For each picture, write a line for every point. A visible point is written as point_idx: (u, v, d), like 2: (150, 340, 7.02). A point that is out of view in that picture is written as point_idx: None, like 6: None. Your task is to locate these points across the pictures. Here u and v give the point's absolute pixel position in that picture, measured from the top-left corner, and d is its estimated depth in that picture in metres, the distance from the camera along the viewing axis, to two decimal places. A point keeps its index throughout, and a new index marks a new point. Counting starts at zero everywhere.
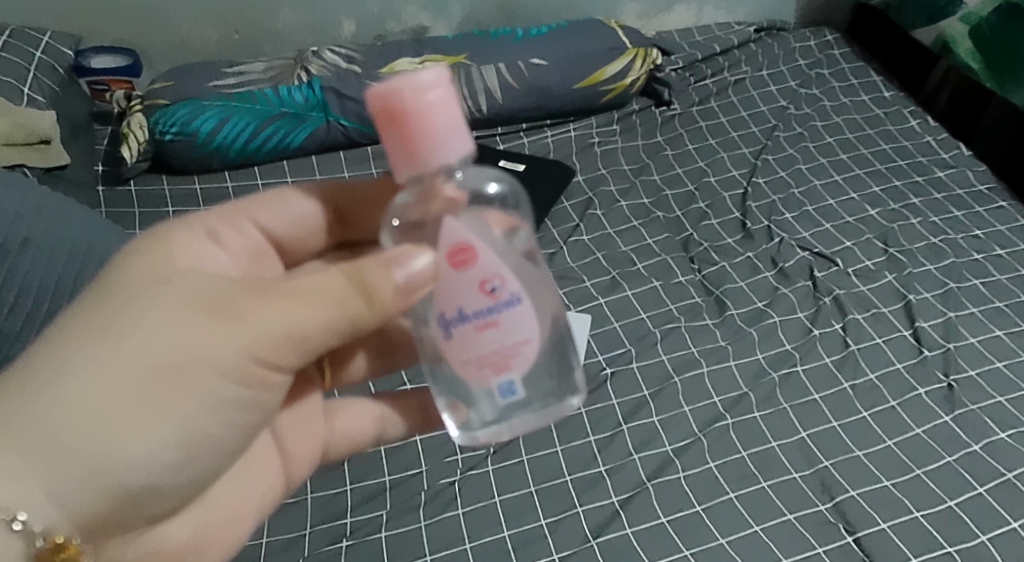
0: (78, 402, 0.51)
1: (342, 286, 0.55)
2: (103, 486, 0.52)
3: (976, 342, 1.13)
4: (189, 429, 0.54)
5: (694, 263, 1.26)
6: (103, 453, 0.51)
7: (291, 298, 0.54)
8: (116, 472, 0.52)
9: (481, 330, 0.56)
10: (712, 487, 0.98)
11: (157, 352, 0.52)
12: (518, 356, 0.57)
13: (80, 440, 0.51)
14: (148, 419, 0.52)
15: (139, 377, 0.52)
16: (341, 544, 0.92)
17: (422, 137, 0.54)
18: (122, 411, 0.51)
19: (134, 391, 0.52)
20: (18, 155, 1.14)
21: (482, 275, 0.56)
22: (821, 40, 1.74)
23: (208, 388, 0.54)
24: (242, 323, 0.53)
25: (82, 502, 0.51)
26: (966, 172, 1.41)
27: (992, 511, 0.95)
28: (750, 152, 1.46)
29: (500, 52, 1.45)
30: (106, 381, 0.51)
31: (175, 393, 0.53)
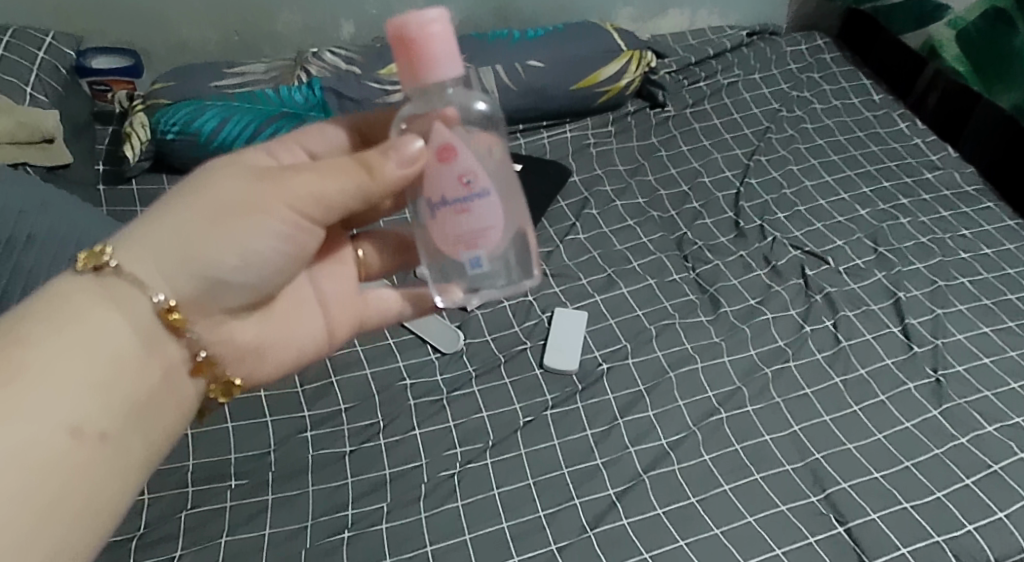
0: (172, 221, 0.62)
1: (353, 164, 0.63)
2: (192, 272, 0.62)
3: (963, 338, 1.15)
4: (252, 247, 0.64)
5: (688, 262, 1.28)
6: (194, 250, 0.62)
7: (326, 171, 0.63)
8: (202, 265, 0.63)
9: (457, 215, 0.65)
10: (706, 479, 1.00)
11: (229, 196, 0.63)
12: (487, 237, 0.66)
13: (180, 234, 0.62)
14: (216, 247, 0.62)
15: (216, 211, 0.62)
16: (343, 535, 0.93)
17: (421, 64, 0.61)
18: (199, 233, 0.62)
19: (208, 222, 0.62)
20: (20, 153, 1.16)
21: (460, 170, 0.64)
22: (812, 44, 1.77)
23: (258, 230, 0.63)
24: (293, 180, 0.63)
25: (181, 280, 0.62)
26: (953, 174, 1.44)
27: (979, 502, 0.97)
28: (743, 153, 1.49)
29: (498, 54, 1.47)
30: (194, 209, 0.63)
31: (240, 215, 0.63)
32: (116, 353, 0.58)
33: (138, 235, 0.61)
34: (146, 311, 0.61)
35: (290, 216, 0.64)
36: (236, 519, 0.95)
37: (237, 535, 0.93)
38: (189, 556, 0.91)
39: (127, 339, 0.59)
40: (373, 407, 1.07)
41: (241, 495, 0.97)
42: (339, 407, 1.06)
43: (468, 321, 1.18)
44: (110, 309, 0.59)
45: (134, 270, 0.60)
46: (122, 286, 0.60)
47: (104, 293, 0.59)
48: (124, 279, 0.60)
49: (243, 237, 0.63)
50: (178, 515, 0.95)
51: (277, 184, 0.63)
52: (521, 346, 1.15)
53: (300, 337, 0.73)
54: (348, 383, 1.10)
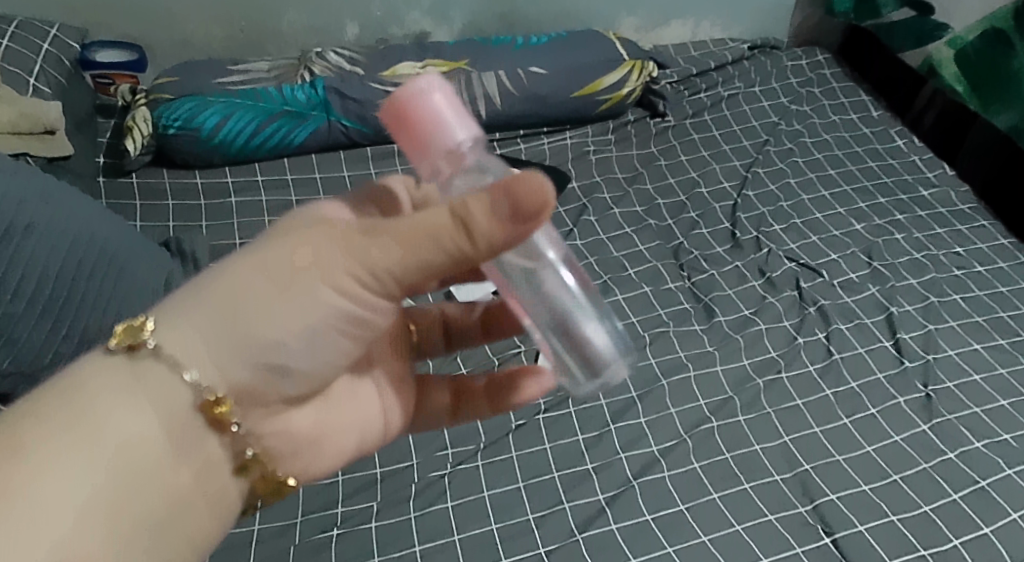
0: (227, 301, 0.51)
1: (444, 227, 0.50)
2: (252, 357, 0.52)
3: (955, 354, 1.16)
4: (312, 329, 0.53)
5: (684, 271, 1.29)
6: (254, 331, 0.52)
7: (409, 238, 0.50)
8: (263, 349, 0.52)
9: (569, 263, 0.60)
10: (695, 487, 1.00)
11: (301, 266, 0.52)
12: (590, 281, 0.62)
13: (240, 315, 0.51)
14: (274, 326, 0.52)
15: (275, 283, 0.51)
16: (332, 532, 0.93)
17: (432, 131, 0.54)
18: (259, 307, 0.51)
19: (267, 298, 0.51)
20: (22, 144, 1.16)
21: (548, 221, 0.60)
22: (812, 60, 1.78)
23: (325, 310, 0.52)
24: (376, 246, 0.51)
25: (240, 368, 0.52)
26: (949, 192, 1.45)
27: (965, 516, 0.98)
28: (741, 165, 1.50)
29: (501, 60, 1.48)
30: (250, 286, 0.51)
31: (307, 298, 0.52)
32: (139, 451, 0.50)
33: (186, 318, 0.52)
34: (180, 403, 0.52)
35: (363, 291, 0.52)
36: None
37: (226, 530, 0.94)
38: None
39: (153, 433, 0.51)
40: None
41: None
42: None
43: None
44: (134, 396, 0.51)
45: (172, 352, 0.51)
46: (154, 369, 0.51)
47: (130, 374, 0.51)
48: (162, 360, 0.51)
49: (310, 312, 0.52)
50: None
51: (354, 251, 0.51)
52: (515, 349, 1.15)
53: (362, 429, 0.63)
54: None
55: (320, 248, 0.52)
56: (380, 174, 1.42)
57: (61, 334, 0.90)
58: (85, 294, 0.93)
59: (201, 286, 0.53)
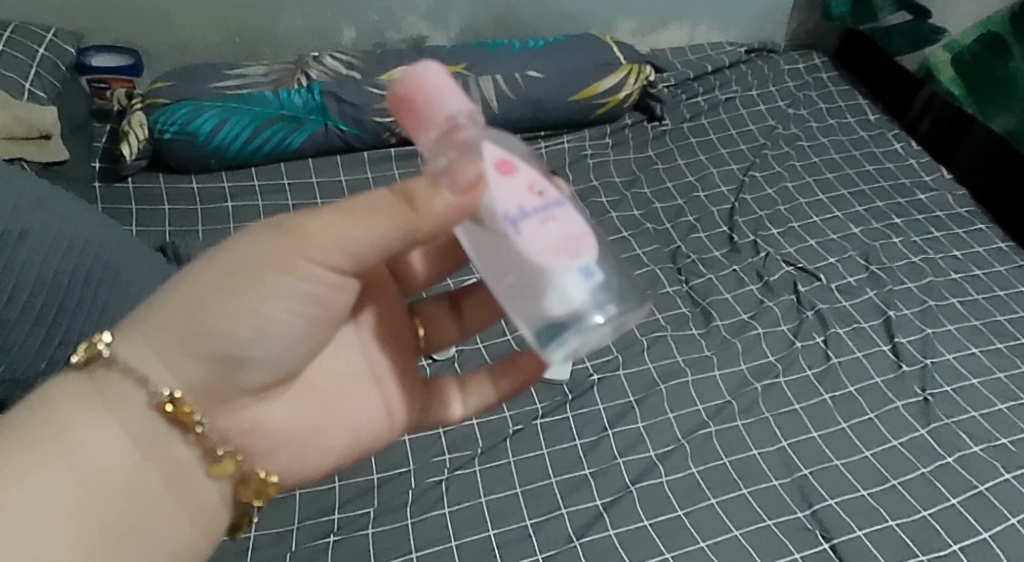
0: (166, 305, 0.55)
1: (388, 200, 0.51)
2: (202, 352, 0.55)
3: (953, 358, 1.16)
4: (259, 312, 0.55)
5: (682, 275, 1.29)
6: (197, 327, 0.55)
7: (357, 214, 0.51)
8: (211, 342, 0.55)
9: (544, 223, 0.53)
10: (693, 492, 1.00)
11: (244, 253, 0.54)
12: (587, 242, 0.54)
13: (180, 315, 0.54)
14: (219, 316, 0.54)
15: (213, 271, 0.54)
16: (328, 539, 0.93)
17: (428, 105, 0.55)
18: (199, 300, 0.54)
19: (204, 291, 0.54)
20: (16, 149, 1.17)
21: (527, 179, 0.54)
22: (809, 63, 1.78)
23: (271, 295, 0.55)
24: (310, 230, 0.52)
25: (190, 365, 0.56)
26: (946, 195, 1.45)
27: (965, 521, 0.98)
28: (739, 168, 1.50)
29: (498, 64, 1.48)
30: (187, 289, 0.54)
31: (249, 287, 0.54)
32: (106, 463, 0.53)
33: (133, 327, 0.55)
34: (141, 408, 0.55)
35: (306, 274, 0.54)
36: None
37: (221, 537, 0.93)
38: None
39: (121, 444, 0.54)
40: None
41: None
42: None
43: None
44: (98, 408, 0.54)
45: (123, 357, 0.55)
46: (113, 379, 0.55)
47: (90, 387, 0.54)
48: (118, 367, 0.54)
49: (245, 295, 0.54)
50: None
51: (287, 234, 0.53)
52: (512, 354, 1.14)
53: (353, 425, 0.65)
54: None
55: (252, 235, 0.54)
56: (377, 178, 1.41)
57: (55, 340, 0.90)
58: (80, 300, 0.93)
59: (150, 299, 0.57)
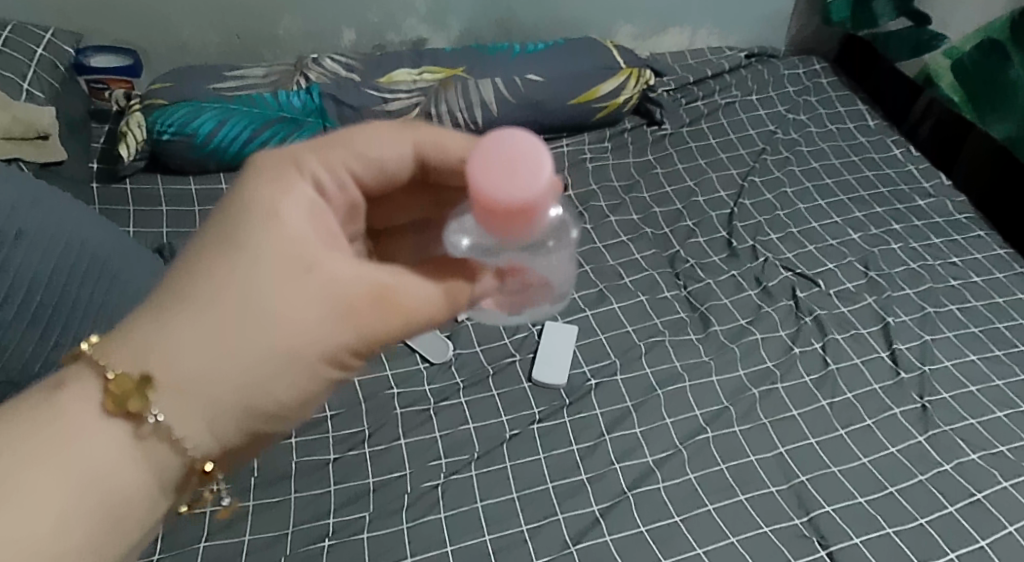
0: (215, 374, 0.54)
1: (440, 299, 0.61)
2: (246, 422, 0.56)
3: (951, 365, 1.16)
4: (302, 392, 0.57)
5: (680, 280, 1.28)
6: (254, 399, 0.55)
7: (412, 315, 0.59)
8: (260, 413, 0.56)
9: (506, 304, 0.66)
10: (690, 498, 0.99)
11: (300, 330, 0.55)
12: (535, 311, 0.67)
13: (235, 385, 0.54)
14: (274, 388, 0.56)
15: (275, 344, 0.55)
16: (323, 544, 0.93)
17: (539, 217, 0.59)
18: (259, 378, 0.55)
19: (263, 366, 0.55)
20: (15, 149, 1.16)
21: (523, 280, 0.64)
22: (809, 68, 1.77)
23: (319, 374, 0.57)
24: (368, 320, 0.57)
25: (233, 436, 0.56)
26: (945, 202, 1.45)
27: (962, 529, 0.97)
28: (738, 173, 1.50)
29: (497, 67, 1.48)
30: (244, 362, 0.54)
31: (303, 367, 0.56)
32: (144, 522, 0.53)
33: (173, 396, 0.53)
34: (175, 470, 0.55)
35: (348, 358, 0.59)
36: (215, 524, 0.94)
37: (216, 541, 0.93)
38: (165, 560, 0.91)
39: (156, 505, 0.54)
40: (359, 415, 1.06)
41: None
42: (325, 414, 1.05)
43: (458, 332, 1.17)
44: (138, 469, 0.53)
45: (173, 425, 0.53)
46: (156, 445, 0.53)
47: (131, 447, 0.53)
48: (164, 435, 0.53)
49: (302, 381, 0.57)
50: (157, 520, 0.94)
51: (350, 325, 0.57)
52: (510, 359, 1.14)
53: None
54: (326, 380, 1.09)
55: (312, 311, 0.56)
56: None
57: (50, 342, 0.90)
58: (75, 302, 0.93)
59: (180, 333, 0.53)
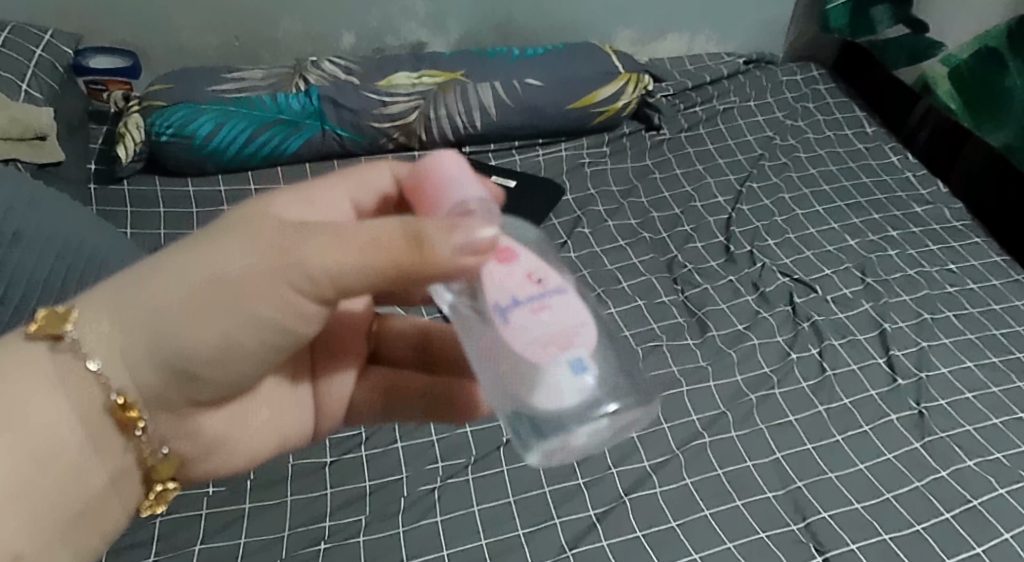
0: (138, 297, 0.56)
1: (399, 238, 0.53)
2: (164, 355, 0.56)
3: (947, 372, 1.16)
4: (228, 333, 0.56)
5: (677, 284, 1.28)
6: (167, 326, 0.55)
7: (360, 244, 0.53)
8: (176, 344, 0.56)
9: (535, 313, 0.56)
10: (688, 503, 0.99)
11: (226, 261, 0.55)
12: (577, 338, 0.57)
13: (152, 308, 0.55)
14: (190, 319, 0.55)
15: (216, 275, 0.55)
16: (319, 547, 0.92)
17: (439, 181, 0.59)
18: (177, 309, 0.55)
19: (183, 293, 0.55)
20: (12, 149, 1.16)
21: (526, 269, 0.57)
22: (807, 75, 1.78)
23: (246, 316, 0.55)
24: (307, 256, 0.54)
25: (149, 371, 0.57)
26: (942, 209, 1.45)
27: (957, 536, 0.97)
28: (736, 179, 1.50)
29: (497, 72, 1.48)
30: (162, 287, 0.55)
31: (224, 302, 0.55)
32: (57, 445, 0.54)
33: (100, 317, 0.56)
34: (99, 407, 0.56)
35: (290, 310, 0.56)
36: (210, 528, 0.94)
37: (212, 543, 0.93)
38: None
39: (72, 431, 0.55)
40: None
41: (218, 503, 0.96)
42: None
43: None
44: (57, 402, 0.54)
45: (89, 350, 0.56)
46: (76, 372, 0.55)
47: (49, 365, 0.55)
48: (76, 353, 0.55)
49: (223, 322, 0.56)
50: (152, 521, 0.94)
51: (276, 255, 0.54)
52: None
53: (275, 425, 0.69)
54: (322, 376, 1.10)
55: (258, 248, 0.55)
56: None
57: None
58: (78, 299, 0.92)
59: (147, 265, 0.57)
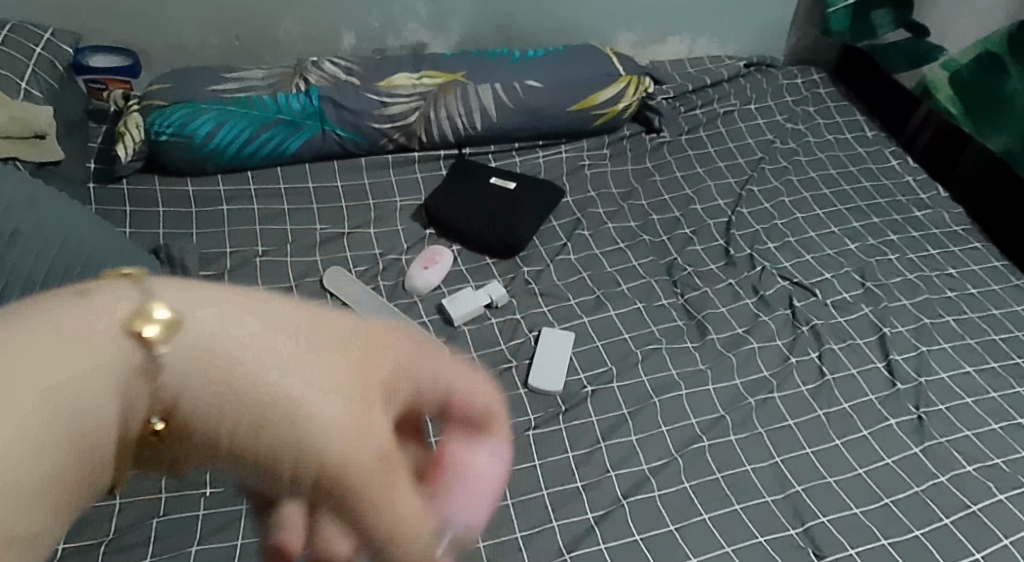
0: (196, 322, 0.38)
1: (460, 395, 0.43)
2: (207, 407, 0.37)
3: (946, 376, 1.16)
4: (247, 456, 0.38)
5: (677, 287, 1.28)
6: (221, 386, 0.37)
7: (422, 374, 0.42)
8: (193, 409, 0.37)
9: (473, 445, 0.44)
10: (686, 507, 0.99)
11: (301, 344, 0.39)
12: (491, 488, 0.44)
13: (194, 366, 0.37)
14: (234, 392, 0.37)
15: (245, 384, 0.37)
16: None
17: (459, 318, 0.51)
18: (237, 374, 0.37)
19: (246, 356, 0.38)
20: (11, 148, 1.16)
21: (500, 420, 0.44)
22: (807, 78, 1.78)
23: (303, 433, 0.38)
24: (384, 411, 0.40)
25: (189, 417, 0.38)
26: (942, 213, 1.45)
27: (956, 541, 0.97)
28: (736, 182, 1.50)
29: (498, 73, 1.48)
30: (224, 334, 0.38)
31: (292, 392, 0.38)
32: (80, 455, 0.36)
33: (179, 307, 0.38)
34: (127, 429, 0.37)
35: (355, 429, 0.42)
36: (207, 529, 0.94)
37: (208, 544, 0.93)
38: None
39: (106, 435, 0.37)
40: None
41: (215, 504, 0.96)
42: None
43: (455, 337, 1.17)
44: (110, 404, 0.36)
45: (169, 352, 0.37)
46: (134, 379, 0.37)
47: (113, 373, 0.36)
48: (150, 364, 0.37)
49: (269, 404, 0.37)
50: (149, 522, 0.94)
51: (365, 367, 0.40)
52: (506, 364, 1.14)
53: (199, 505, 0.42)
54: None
55: (325, 369, 0.39)
56: (373, 185, 1.41)
57: None
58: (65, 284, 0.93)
59: (230, 291, 0.39)
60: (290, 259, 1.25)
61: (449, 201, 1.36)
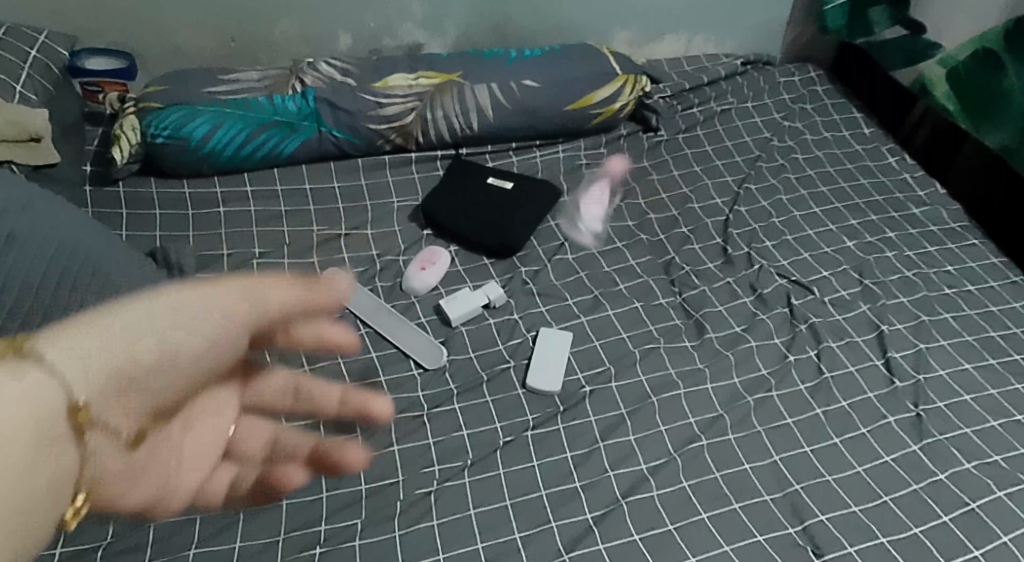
0: (73, 346, 0.51)
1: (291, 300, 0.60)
2: (102, 386, 0.52)
3: (945, 374, 1.15)
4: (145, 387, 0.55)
5: (675, 286, 1.28)
6: (105, 367, 0.52)
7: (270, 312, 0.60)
8: (101, 394, 0.52)
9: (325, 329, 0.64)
10: (685, 507, 0.99)
11: (145, 325, 0.55)
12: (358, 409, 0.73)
13: (88, 367, 0.51)
14: (119, 360, 0.53)
15: (124, 349, 0.53)
16: (314, 551, 0.92)
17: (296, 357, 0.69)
18: (122, 351, 0.53)
19: (114, 351, 0.53)
20: (7, 153, 1.16)
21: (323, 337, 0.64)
22: (804, 76, 1.77)
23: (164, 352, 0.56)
24: (230, 329, 0.59)
25: (96, 388, 0.52)
26: (940, 211, 1.45)
27: (954, 538, 0.98)
28: (734, 180, 1.50)
29: (494, 73, 1.47)
30: (103, 347, 0.52)
31: (150, 363, 0.55)
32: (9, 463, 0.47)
33: (58, 344, 0.50)
34: (60, 428, 0.50)
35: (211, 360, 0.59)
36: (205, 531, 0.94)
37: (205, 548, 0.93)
38: None
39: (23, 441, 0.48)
40: None
41: None
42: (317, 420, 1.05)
43: (453, 338, 1.17)
44: (27, 415, 0.48)
45: (55, 360, 0.50)
46: (34, 380, 0.49)
47: (21, 390, 0.48)
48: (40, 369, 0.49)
49: (160, 354, 0.56)
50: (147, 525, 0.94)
51: (238, 326, 0.59)
52: (504, 365, 1.14)
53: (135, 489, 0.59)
54: (322, 377, 1.10)
55: (191, 309, 0.57)
56: (371, 186, 1.41)
57: None
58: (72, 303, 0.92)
59: (101, 317, 0.53)
60: (288, 261, 1.26)
61: (446, 202, 1.36)
